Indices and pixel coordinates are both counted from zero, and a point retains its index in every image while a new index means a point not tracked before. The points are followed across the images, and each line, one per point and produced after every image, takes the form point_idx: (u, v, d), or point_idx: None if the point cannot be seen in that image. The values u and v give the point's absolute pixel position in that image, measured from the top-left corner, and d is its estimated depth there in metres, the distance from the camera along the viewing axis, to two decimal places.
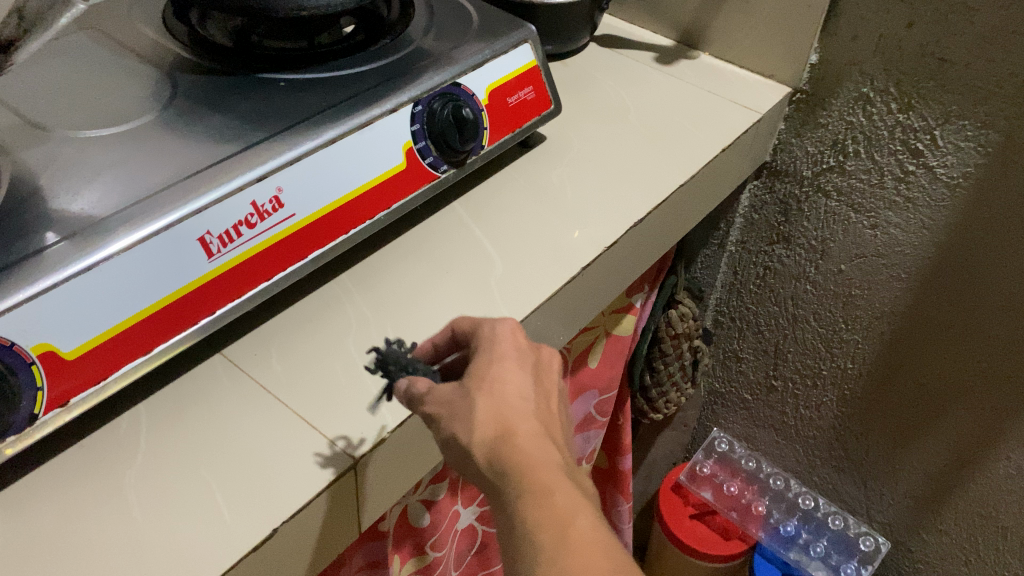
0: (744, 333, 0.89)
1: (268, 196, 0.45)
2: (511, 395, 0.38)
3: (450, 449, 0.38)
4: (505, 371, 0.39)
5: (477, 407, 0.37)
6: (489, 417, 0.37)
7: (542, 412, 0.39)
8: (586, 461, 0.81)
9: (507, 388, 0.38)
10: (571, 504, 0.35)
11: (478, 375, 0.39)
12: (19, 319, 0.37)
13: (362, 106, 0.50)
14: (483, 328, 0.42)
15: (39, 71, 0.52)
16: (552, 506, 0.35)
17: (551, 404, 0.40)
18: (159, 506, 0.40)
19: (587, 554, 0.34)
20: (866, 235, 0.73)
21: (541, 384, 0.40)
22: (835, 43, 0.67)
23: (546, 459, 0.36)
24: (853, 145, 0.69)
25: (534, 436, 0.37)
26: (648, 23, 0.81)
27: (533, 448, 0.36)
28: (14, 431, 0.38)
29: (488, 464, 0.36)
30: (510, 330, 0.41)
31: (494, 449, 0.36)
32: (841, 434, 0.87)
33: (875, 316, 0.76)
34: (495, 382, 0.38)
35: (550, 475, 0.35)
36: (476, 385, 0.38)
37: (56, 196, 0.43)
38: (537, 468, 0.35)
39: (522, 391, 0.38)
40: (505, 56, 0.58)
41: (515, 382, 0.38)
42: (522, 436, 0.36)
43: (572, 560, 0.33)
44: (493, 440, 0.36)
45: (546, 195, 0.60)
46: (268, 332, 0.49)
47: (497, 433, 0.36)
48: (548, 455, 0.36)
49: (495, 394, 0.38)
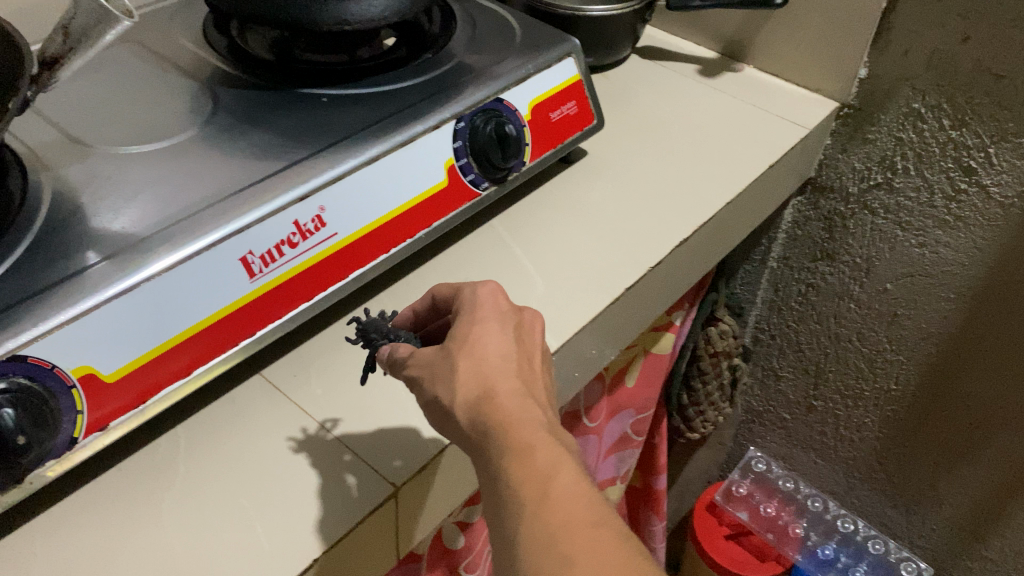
0: (784, 352, 0.87)
1: (310, 215, 0.45)
2: (491, 353, 0.37)
3: (451, 433, 0.37)
4: (485, 330, 0.38)
5: (458, 368, 0.37)
6: (469, 378, 0.36)
7: (524, 370, 0.37)
8: (619, 482, 0.79)
9: (486, 346, 0.37)
10: (550, 461, 0.33)
11: (459, 336, 0.38)
12: (60, 342, 0.36)
13: (404, 122, 0.49)
14: (465, 292, 0.41)
15: (82, 84, 0.52)
16: (532, 463, 0.33)
17: (534, 364, 0.38)
18: (197, 533, 0.39)
19: (570, 506, 0.32)
20: (914, 254, 0.70)
21: (525, 345, 0.38)
22: (886, 57, 0.65)
23: (527, 418, 0.35)
24: (902, 162, 0.67)
25: (517, 395, 0.35)
26: (691, 35, 0.79)
27: (513, 404, 0.35)
28: (54, 455, 0.37)
29: (471, 425, 0.35)
30: (492, 291, 0.40)
31: (475, 410, 0.35)
32: (882, 456, 0.85)
33: (922, 337, 0.74)
34: (473, 340, 0.37)
35: (532, 434, 0.34)
36: (455, 346, 0.38)
37: (97, 213, 0.42)
38: (518, 426, 0.34)
39: (503, 351, 0.37)
40: (548, 70, 0.56)
41: (495, 340, 0.38)
42: (502, 396, 0.35)
43: (552, 513, 0.31)
44: (475, 401, 0.35)
45: (588, 212, 0.59)
46: (307, 353, 0.49)
47: (479, 393, 0.35)
48: (529, 414, 0.35)
49: (473, 352, 0.37)
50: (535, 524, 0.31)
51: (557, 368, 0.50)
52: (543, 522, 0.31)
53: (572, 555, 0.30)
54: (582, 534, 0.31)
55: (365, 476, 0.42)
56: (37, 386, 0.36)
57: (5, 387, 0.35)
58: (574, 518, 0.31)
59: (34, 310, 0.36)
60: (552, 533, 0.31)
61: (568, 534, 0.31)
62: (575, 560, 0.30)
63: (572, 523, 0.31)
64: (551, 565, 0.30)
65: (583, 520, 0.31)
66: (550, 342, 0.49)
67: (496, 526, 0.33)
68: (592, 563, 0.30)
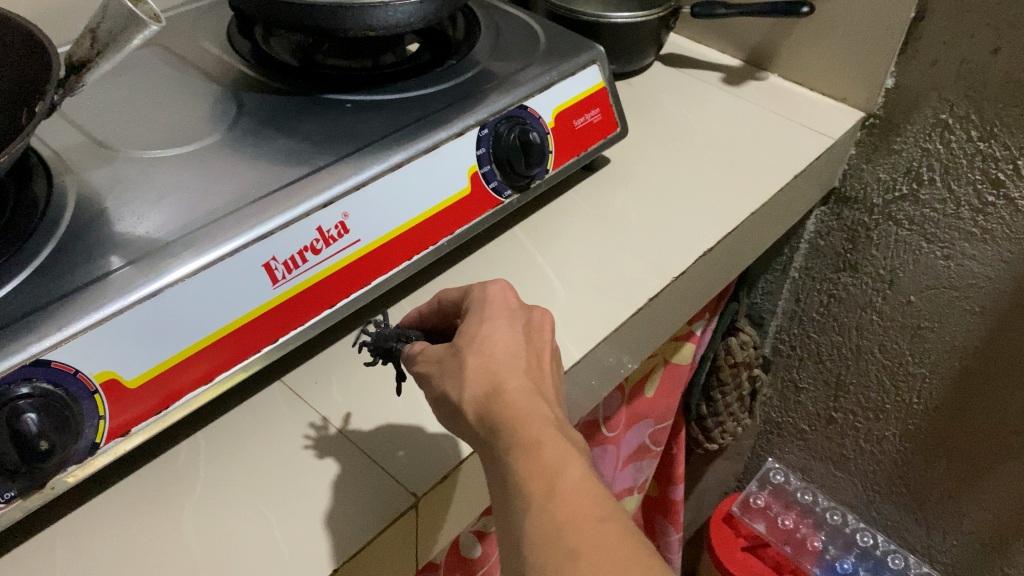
0: (805, 362, 0.87)
1: (334, 221, 0.44)
2: (500, 351, 0.37)
3: (457, 425, 0.37)
4: (494, 328, 0.38)
5: (466, 365, 0.36)
6: (477, 376, 0.36)
7: (533, 367, 0.37)
8: (637, 492, 0.79)
9: (495, 344, 0.37)
10: (559, 456, 0.33)
11: (468, 334, 0.38)
12: (82, 347, 0.36)
13: (428, 129, 0.49)
14: (474, 292, 0.41)
15: (108, 87, 0.52)
16: (540, 457, 0.33)
17: (542, 362, 0.38)
18: (217, 540, 0.39)
19: (578, 500, 0.32)
20: (939, 267, 0.69)
21: (534, 342, 0.38)
22: (914, 67, 0.64)
23: (534, 414, 0.34)
24: (928, 173, 0.66)
25: (526, 391, 0.35)
26: (715, 43, 0.79)
27: (522, 400, 0.35)
28: (75, 460, 0.37)
29: (479, 421, 0.35)
30: (500, 290, 0.41)
31: (483, 407, 0.35)
32: (903, 470, 0.84)
33: (945, 350, 0.73)
34: (481, 338, 0.37)
35: (539, 428, 0.34)
36: (463, 344, 0.37)
37: (121, 218, 0.42)
38: (527, 421, 0.34)
39: (513, 350, 0.37)
40: (573, 78, 0.56)
41: (503, 338, 0.37)
42: (511, 391, 0.35)
43: (560, 506, 0.32)
44: (482, 397, 0.35)
45: (611, 220, 0.58)
46: (328, 361, 0.48)
47: (486, 390, 0.35)
48: (536, 410, 0.35)
49: (482, 350, 0.37)
50: (542, 516, 0.32)
51: (579, 377, 0.50)
52: (551, 515, 0.32)
53: (578, 547, 0.31)
54: (588, 527, 0.31)
55: (387, 485, 0.42)
56: (59, 391, 0.36)
57: (27, 391, 0.34)
58: (581, 511, 0.32)
59: (57, 314, 0.36)
60: (559, 527, 0.31)
61: (575, 527, 0.31)
62: (581, 552, 0.30)
63: (579, 517, 0.31)
64: (557, 556, 0.31)
65: (590, 514, 0.32)
66: (573, 351, 0.49)
67: (510, 529, 0.33)
68: (598, 556, 0.30)
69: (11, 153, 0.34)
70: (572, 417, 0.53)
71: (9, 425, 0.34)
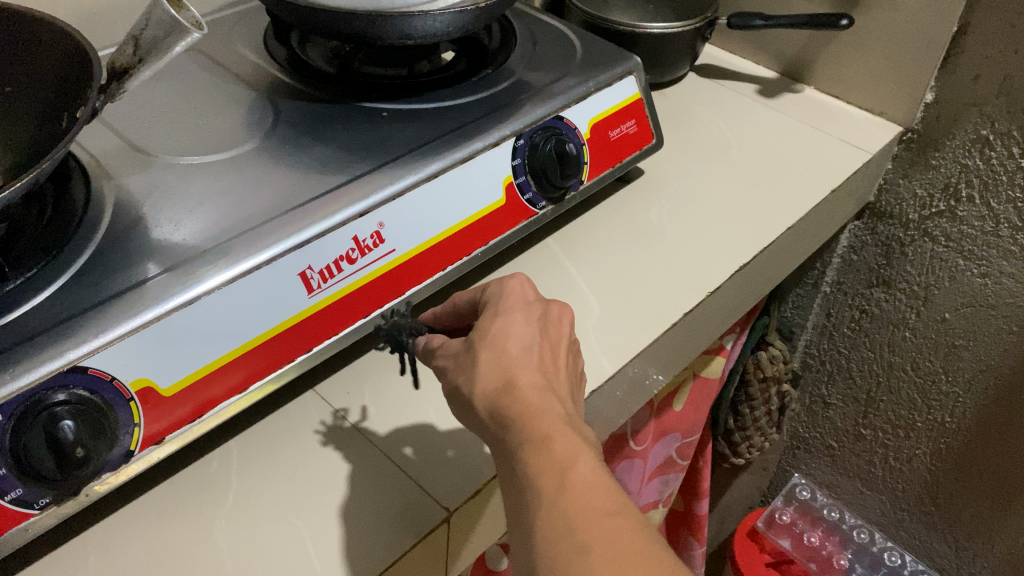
0: (834, 378, 0.86)
1: (369, 231, 0.44)
2: (513, 345, 0.35)
3: (473, 421, 0.35)
4: (509, 322, 0.36)
5: (478, 360, 0.35)
6: (490, 370, 0.35)
7: (546, 362, 0.36)
8: (662, 506, 0.78)
9: (508, 338, 0.36)
10: (569, 449, 0.32)
11: (482, 329, 0.36)
12: (120, 354, 0.36)
13: (465, 138, 0.48)
14: (490, 288, 0.40)
15: (145, 92, 0.52)
16: (551, 452, 0.32)
17: (558, 358, 0.37)
18: (247, 548, 0.39)
19: (591, 495, 0.31)
20: (976, 285, 0.68)
21: (549, 336, 0.37)
22: (955, 82, 0.63)
23: (545, 409, 0.33)
24: (967, 189, 0.65)
25: (539, 388, 0.34)
26: (750, 54, 0.78)
27: (534, 396, 0.34)
28: (110, 467, 0.37)
29: (489, 416, 0.34)
30: (518, 285, 0.39)
31: (494, 403, 0.34)
32: (932, 490, 0.82)
33: (980, 370, 0.72)
34: (495, 332, 0.36)
35: (551, 423, 0.33)
36: (476, 339, 0.36)
37: (158, 224, 0.42)
38: (538, 416, 0.33)
39: (525, 343, 0.36)
40: (609, 88, 0.55)
41: (518, 332, 0.36)
42: (523, 386, 0.34)
43: (572, 502, 0.31)
44: (495, 393, 0.34)
45: (644, 233, 0.58)
46: (360, 371, 0.48)
47: (499, 385, 0.34)
48: (548, 406, 0.33)
49: (495, 344, 0.35)
50: (552, 510, 0.31)
51: (612, 393, 0.49)
52: (562, 510, 0.31)
53: (589, 541, 0.30)
54: (600, 521, 0.30)
55: (417, 497, 0.41)
56: (96, 399, 0.35)
57: (64, 399, 0.34)
58: (594, 505, 0.31)
59: (95, 320, 0.36)
60: (570, 522, 0.30)
61: (585, 520, 0.31)
62: (592, 547, 0.30)
63: (589, 512, 0.31)
64: (568, 551, 0.30)
65: (601, 508, 0.31)
66: (607, 366, 0.48)
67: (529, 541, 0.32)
68: (609, 552, 0.30)
69: (55, 158, 0.34)
70: (603, 432, 0.52)
71: (46, 433, 0.34)
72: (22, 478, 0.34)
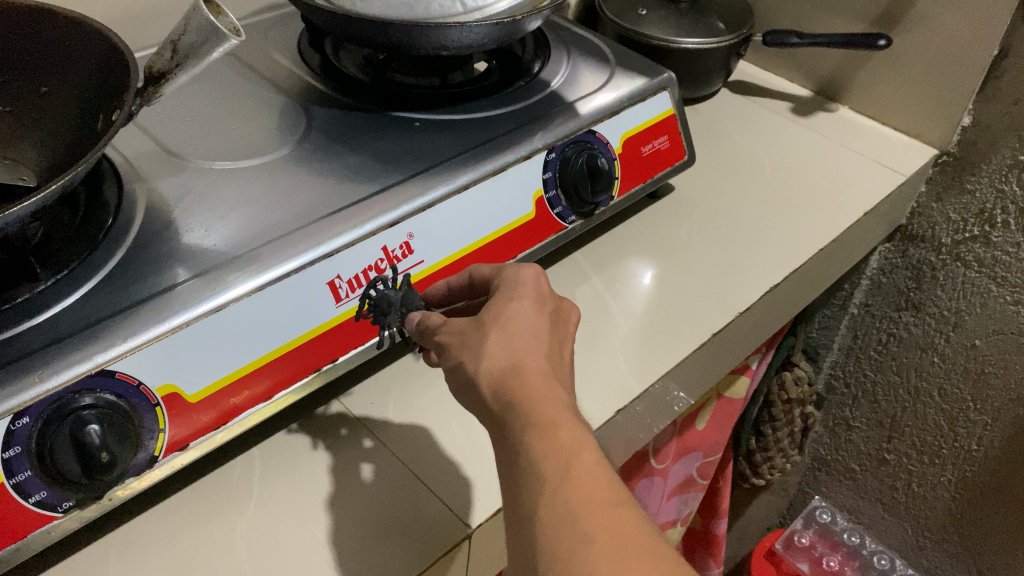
0: (858, 401, 0.85)
1: (398, 242, 0.44)
2: (524, 331, 0.35)
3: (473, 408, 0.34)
4: (520, 309, 0.35)
5: (487, 340, 0.34)
6: (496, 352, 0.34)
7: (553, 352, 0.35)
8: (680, 524, 0.77)
9: (516, 321, 0.35)
10: (575, 439, 0.31)
11: (495, 311, 0.36)
12: (146, 360, 0.36)
13: (495, 151, 0.48)
14: (507, 273, 0.39)
15: (181, 96, 0.52)
16: (556, 440, 0.30)
17: (564, 352, 0.36)
18: (265, 559, 0.38)
19: (594, 483, 0.30)
20: (1008, 312, 0.67)
21: (559, 331, 0.36)
22: (993, 107, 0.62)
23: (552, 396, 0.32)
24: (1002, 216, 0.64)
25: (544, 373, 0.33)
26: (785, 72, 0.78)
27: (539, 381, 0.33)
28: (133, 472, 0.37)
29: (493, 396, 0.33)
30: (534, 275, 0.38)
31: (499, 383, 0.33)
32: (957, 519, 0.81)
33: (1010, 399, 0.70)
34: (508, 315, 0.35)
35: (556, 409, 0.31)
36: (488, 318, 0.35)
37: (188, 229, 0.42)
38: (545, 402, 0.32)
39: (537, 330, 0.35)
40: (642, 103, 0.55)
41: (529, 318, 0.35)
42: (529, 370, 0.33)
43: (574, 489, 0.29)
44: (499, 374, 0.33)
45: (673, 251, 0.57)
46: (385, 381, 0.48)
47: (505, 366, 0.33)
48: (554, 393, 0.32)
49: (506, 326, 0.35)
50: (554, 498, 0.29)
51: (635, 413, 0.49)
52: (563, 497, 0.29)
53: (591, 531, 0.28)
54: (602, 511, 0.29)
55: (440, 513, 0.41)
56: (122, 403, 0.35)
57: (91, 402, 0.34)
58: (596, 495, 0.29)
59: (123, 325, 0.36)
60: (571, 509, 0.29)
61: (587, 509, 0.29)
62: (594, 537, 0.28)
63: (592, 500, 0.29)
64: (569, 541, 0.28)
65: (605, 498, 0.29)
66: (633, 385, 0.48)
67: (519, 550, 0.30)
68: (612, 541, 0.28)
69: (89, 162, 0.34)
70: (625, 449, 0.51)
71: (72, 436, 0.33)
72: (47, 481, 0.34)
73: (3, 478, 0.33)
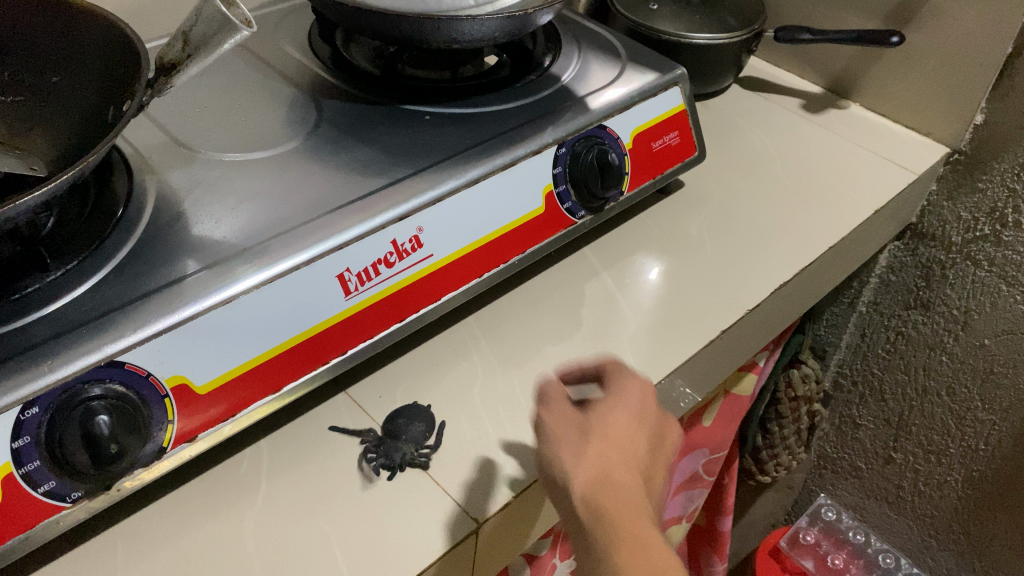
0: (865, 399, 0.85)
1: (408, 235, 0.44)
2: (628, 421, 0.38)
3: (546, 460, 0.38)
4: (630, 393, 0.39)
5: (593, 416, 0.38)
6: (597, 432, 0.37)
7: (649, 447, 0.38)
8: (685, 521, 0.77)
9: (624, 410, 0.38)
10: (644, 538, 0.33)
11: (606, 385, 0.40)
12: (156, 351, 0.36)
13: (506, 145, 0.48)
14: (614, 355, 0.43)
15: (190, 87, 0.52)
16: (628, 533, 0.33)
17: (658, 445, 0.39)
18: (273, 551, 0.38)
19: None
20: (1018, 311, 0.66)
21: (663, 425, 0.39)
22: (1005, 106, 0.62)
23: (630, 493, 0.35)
24: (1014, 215, 0.64)
25: (630, 467, 0.36)
26: (796, 68, 0.77)
27: (622, 476, 0.35)
28: (142, 463, 0.37)
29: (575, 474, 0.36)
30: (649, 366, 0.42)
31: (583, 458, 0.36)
32: (963, 518, 0.81)
33: (1018, 399, 0.70)
34: (620, 396, 0.39)
35: (631, 508, 0.34)
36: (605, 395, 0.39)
37: (198, 221, 0.42)
38: (622, 498, 0.34)
39: (639, 421, 0.38)
40: (654, 98, 0.55)
41: (637, 405, 0.39)
42: (618, 462, 0.36)
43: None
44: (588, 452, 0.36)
45: (683, 248, 0.57)
46: (393, 374, 0.48)
47: (597, 447, 0.36)
48: (634, 493, 0.35)
49: (612, 410, 0.38)
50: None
51: None
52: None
53: None
54: None
55: (448, 508, 0.41)
56: (131, 394, 0.35)
57: (100, 393, 0.34)
58: None
59: (132, 316, 0.36)
60: None
61: None
62: None
63: None
64: None
65: None
66: None
67: None
68: None
69: (100, 153, 0.34)
70: None
71: (81, 426, 0.33)
72: (56, 471, 0.34)
73: (12, 468, 0.33)
